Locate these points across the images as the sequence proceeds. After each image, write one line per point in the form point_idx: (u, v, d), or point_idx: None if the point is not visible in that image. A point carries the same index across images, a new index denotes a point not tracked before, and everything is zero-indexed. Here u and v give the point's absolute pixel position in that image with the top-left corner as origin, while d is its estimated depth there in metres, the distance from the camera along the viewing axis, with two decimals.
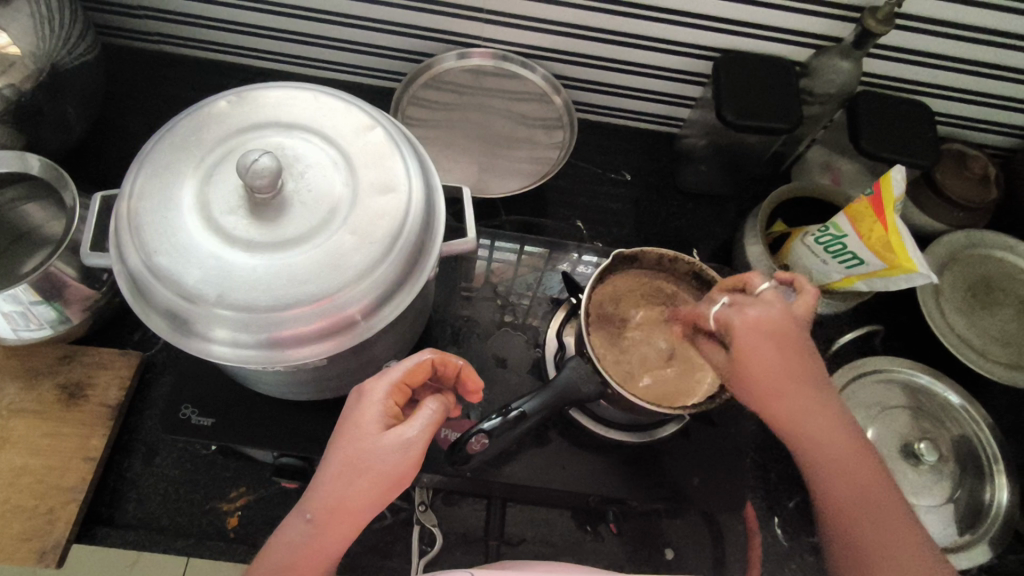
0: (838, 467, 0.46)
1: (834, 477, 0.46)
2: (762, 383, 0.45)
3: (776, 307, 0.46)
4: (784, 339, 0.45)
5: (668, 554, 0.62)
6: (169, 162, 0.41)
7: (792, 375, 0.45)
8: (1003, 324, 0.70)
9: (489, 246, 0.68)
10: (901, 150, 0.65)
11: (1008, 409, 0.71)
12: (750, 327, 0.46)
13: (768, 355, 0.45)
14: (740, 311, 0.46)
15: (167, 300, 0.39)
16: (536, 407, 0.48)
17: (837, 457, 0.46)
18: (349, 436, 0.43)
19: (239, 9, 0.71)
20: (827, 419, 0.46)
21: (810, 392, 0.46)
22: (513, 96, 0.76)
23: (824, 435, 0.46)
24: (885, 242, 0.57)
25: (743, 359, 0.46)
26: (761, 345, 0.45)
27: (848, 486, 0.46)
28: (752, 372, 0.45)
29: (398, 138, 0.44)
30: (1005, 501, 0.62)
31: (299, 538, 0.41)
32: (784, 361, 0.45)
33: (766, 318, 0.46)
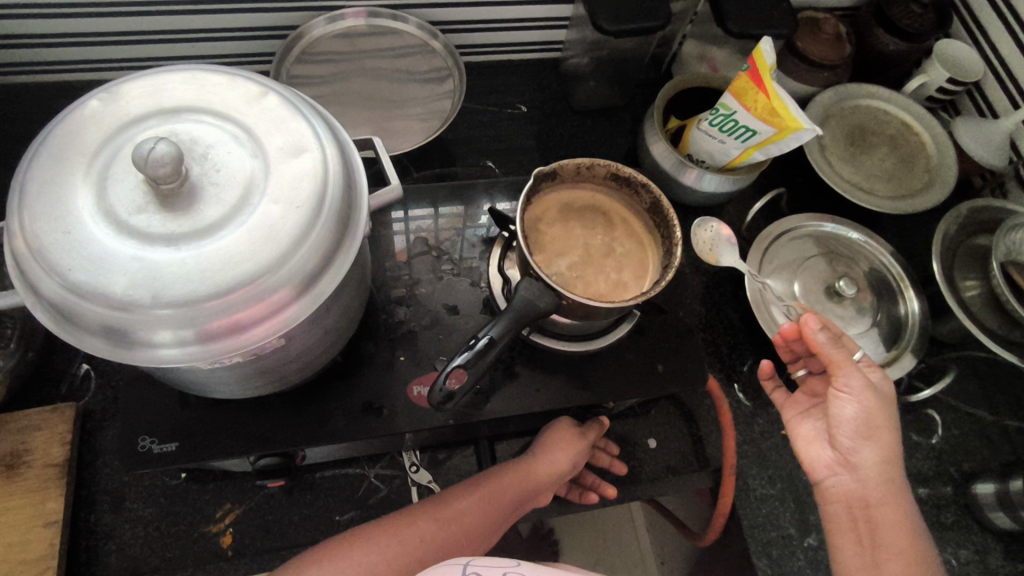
0: (895, 521, 0.53)
1: (896, 538, 0.52)
2: (871, 434, 0.54)
3: (890, 386, 0.57)
4: (890, 407, 0.55)
5: (651, 444, 0.66)
6: (54, 175, 0.38)
7: (887, 442, 0.54)
8: (882, 162, 0.78)
9: (404, 219, 0.67)
10: (763, 25, 0.70)
11: (902, 235, 0.79)
12: (888, 395, 0.56)
13: (889, 421, 0.54)
14: (877, 374, 0.57)
15: (98, 316, 0.36)
16: (503, 334, 0.49)
17: (896, 523, 0.53)
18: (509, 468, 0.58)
19: (74, 18, 0.65)
20: (898, 494, 0.54)
21: (893, 462, 0.54)
22: (394, 53, 0.74)
23: (895, 506, 0.53)
24: (771, 109, 0.61)
25: (874, 411, 0.54)
26: (883, 409, 0.54)
27: (899, 548, 0.52)
28: (876, 426, 0.54)
29: (295, 100, 0.43)
30: (916, 309, 0.70)
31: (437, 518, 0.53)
32: (883, 434, 0.54)
33: (890, 387, 0.57)
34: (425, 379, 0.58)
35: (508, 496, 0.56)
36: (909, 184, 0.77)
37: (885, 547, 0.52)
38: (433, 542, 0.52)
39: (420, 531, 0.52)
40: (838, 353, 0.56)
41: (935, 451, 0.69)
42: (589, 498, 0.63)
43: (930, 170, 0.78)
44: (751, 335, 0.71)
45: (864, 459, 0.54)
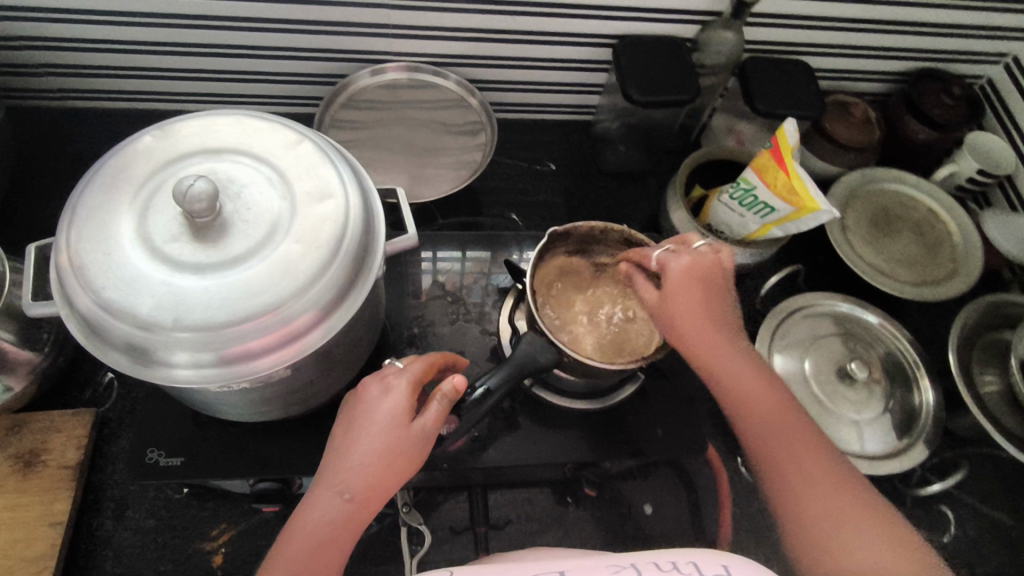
0: (773, 409, 0.51)
1: (774, 459, 0.50)
2: (694, 340, 0.51)
3: (703, 255, 0.54)
4: (707, 285, 0.53)
5: (647, 509, 0.65)
6: (103, 201, 0.41)
7: (721, 331, 0.52)
8: (905, 247, 0.78)
9: (432, 258, 0.69)
10: (790, 106, 0.72)
11: (923, 322, 0.78)
12: (683, 272, 0.52)
13: (695, 302, 0.52)
14: (682, 258, 0.53)
15: (122, 334, 0.39)
16: (415, 363, 0.50)
17: (772, 401, 0.51)
18: (356, 435, 0.47)
19: (147, 55, 0.71)
20: (752, 390, 0.51)
21: (727, 339, 0.52)
22: (431, 106, 0.78)
23: (763, 416, 0.51)
24: (791, 187, 0.62)
25: (681, 300, 0.52)
26: (680, 297, 0.52)
27: (787, 435, 0.50)
28: (686, 330, 0.52)
29: (328, 149, 0.46)
30: (932, 401, 0.68)
31: (336, 513, 0.44)
32: (716, 326, 0.52)
33: (698, 263, 0.53)
34: None
35: (380, 485, 0.45)
36: (932, 271, 0.76)
37: (776, 448, 0.50)
38: (334, 536, 0.44)
39: (313, 536, 0.43)
40: (648, 292, 0.54)
41: (945, 551, 0.66)
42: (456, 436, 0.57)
43: (955, 259, 0.77)
44: None
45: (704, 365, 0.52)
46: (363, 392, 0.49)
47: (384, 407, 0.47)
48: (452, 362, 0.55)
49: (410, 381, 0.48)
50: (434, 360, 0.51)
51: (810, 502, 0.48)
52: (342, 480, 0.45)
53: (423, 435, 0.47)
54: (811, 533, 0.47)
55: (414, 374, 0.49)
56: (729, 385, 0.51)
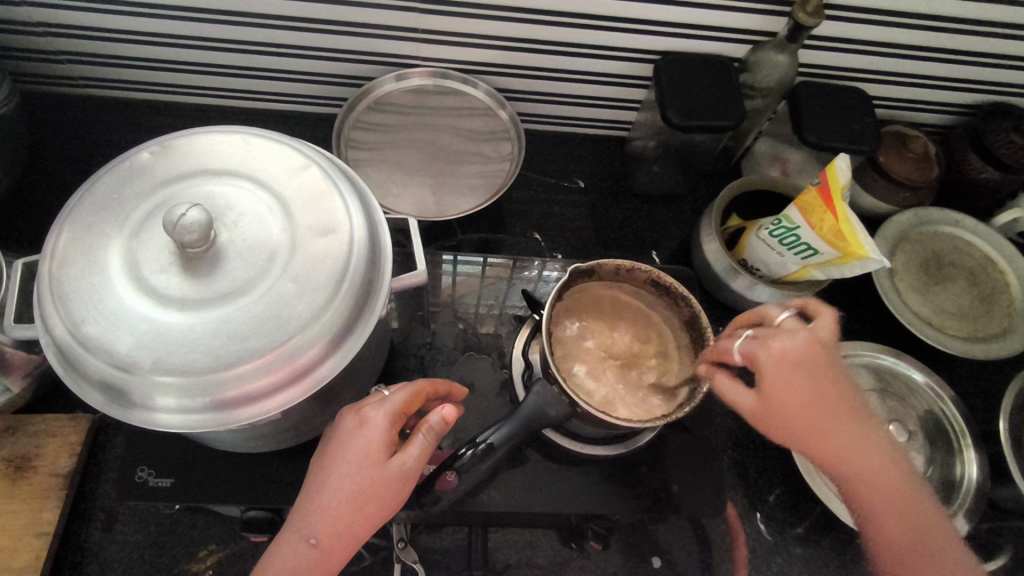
0: (892, 492, 0.46)
1: (877, 520, 0.46)
2: (808, 435, 0.45)
3: (803, 336, 0.46)
4: (819, 369, 0.45)
5: (656, 563, 0.62)
6: (91, 222, 0.39)
7: (843, 416, 0.46)
8: (957, 297, 0.72)
9: (453, 261, 0.68)
10: (843, 139, 0.66)
11: (969, 380, 0.73)
12: (778, 363, 0.45)
13: (795, 386, 0.44)
14: (781, 341, 0.45)
15: (100, 371, 0.37)
16: (398, 392, 0.47)
17: (891, 488, 0.46)
18: (328, 473, 0.44)
19: (167, 47, 0.68)
20: (857, 451, 0.46)
21: (849, 421, 0.46)
22: (458, 113, 0.74)
23: (867, 476, 0.46)
24: (836, 232, 0.56)
25: (783, 387, 0.45)
26: (782, 382, 0.45)
27: (907, 513, 0.46)
28: (784, 404, 0.45)
29: (336, 174, 0.43)
30: (975, 474, 0.63)
31: (301, 561, 0.42)
32: (834, 409, 0.45)
33: (795, 348, 0.45)
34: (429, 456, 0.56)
35: (351, 529, 0.43)
36: (985, 325, 0.70)
37: (891, 529, 0.46)
38: None
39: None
40: (738, 391, 0.47)
41: None
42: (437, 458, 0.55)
43: (1011, 312, 0.70)
44: (784, 463, 0.66)
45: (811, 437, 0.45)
46: (339, 426, 0.46)
47: (358, 443, 0.45)
48: (447, 390, 0.52)
49: (389, 414, 0.46)
50: (422, 388, 0.48)
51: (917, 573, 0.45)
52: (310, 524, 0.43)
53: (399, 474, 0.44)
54: None
55: (396, 405, 0.46)
56: (848, 465, 0.46)
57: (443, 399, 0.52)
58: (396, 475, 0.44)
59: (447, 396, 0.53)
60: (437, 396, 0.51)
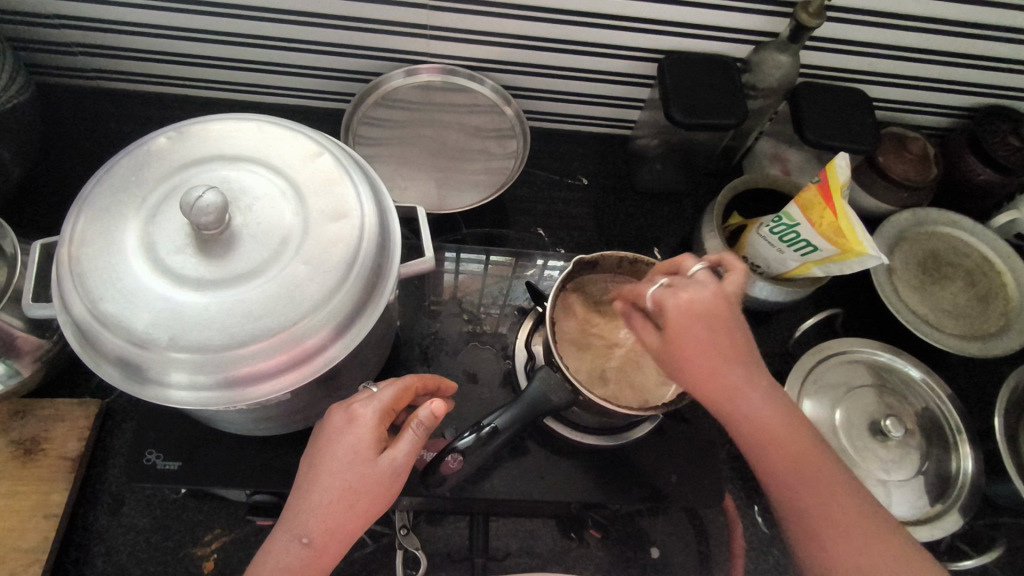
0: (800, 454, 0.44)
1: (787, 481, 0.44)
2: (704, 386, 0.45)
3: (710, 289, 0.46)
4: (721, 322, 0.45)
5: (654, 553, 0.63)
6: (109, 205, 0.40)
7: (743, 369, 0.45)
8: (954, 296, 0.72)
9: (456, 259, 0.69)
10: (843, 138, 0.67)
11: (965, 379, 0.74)
12: (682, 310, 0.45)
13: (699, 333, 0.44)
14: (685, 290, 0.46)
15: (118, 348, 0.38)
16: (387, 388, 0.47)
17: (798, 448, 0.44)
18: (315, 474, 0.45)
19: (178, 40, 0.69)
20: (757, 406, 0.44)
21: (747, 375, 0.45)
22: (463, 109, 0.75)
23: (778, 434, 0.44)
24: (836, 228, 0.57)
25: (686, 333, 0.44)
26: (690, 328, 0.44)
27: (813, 477, 0.44)
28: (686, 352, 0.44)
29: (348, 162, 0.44)
30: (970, 469, 0.64)
31: (295, 560, 0.43)
32: (735, 363, 0.45)
33: (699, 298, 0.45)
34: (432, 444, 0.56)
35: (343, 526, 0.44)
36: (980, 325, 0.71)
37: (794, 489, 0.44)
38: None
39: None
40: (648, 331, 0.47)
41: None
42: (438, 444, 0.57)
43: (1007, 313, 0.71)
44: None
45: (714, 388, 0.44)
46: (327, 422, 0.46)
47: (346, 442, 0.45)
48: (435, 385, 0.53)
49: (378, 411, 0.46)
50: (410, 384, 0.49)
51: (821, 523, 0.44)
52: (302, 523, 0.44)
53: (390, 470, 0.45)
54: (813, 539, 0.44)
55: (384, 402, 0.47)
56: (751, 420, 0.44)
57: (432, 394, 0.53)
58: (385, 471, 0.45)
59: (436, 390, 0.53)
60: (426, 391, 0.52)
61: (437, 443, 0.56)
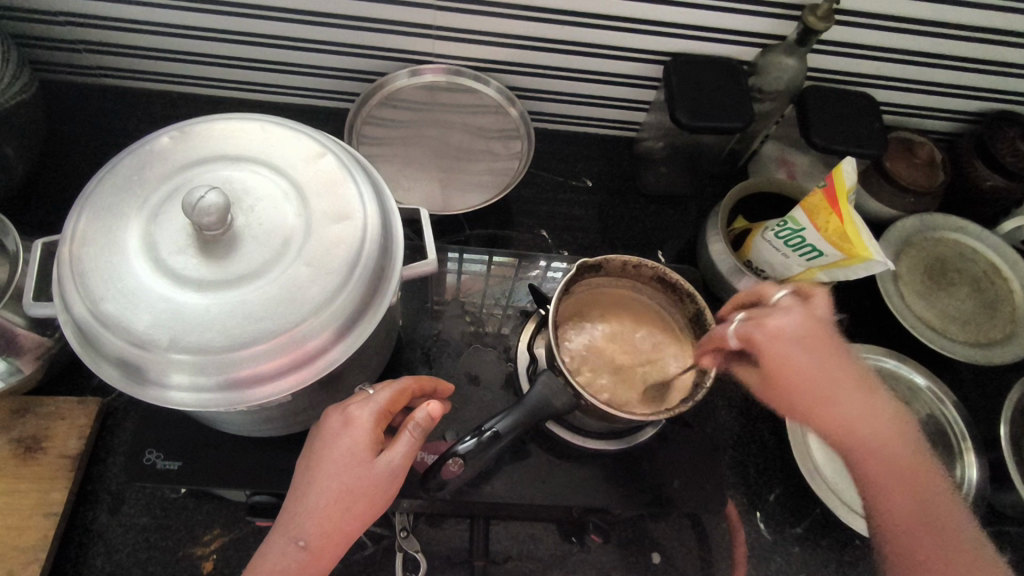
0: (895, 462, 0.51)
1: (887, 488, 0.50)
2: (802, 395, 0.51)
3: (797, 313, 0.53)
4: (812, 342, 0.52)
5: (655, 558, 0.62)
6: (111, 204, 0.40)
7: (843, 381, 0.52)
8: (961, 303, 0.72)
9: (459, 259, 0.69)
10: (849, 142, 0.66)
11: (970, 386, 0.73)
12: (773, 335, 0.52)
13: (791, 353, 0.52)
14: (775, 319, 0.52)
15: (117, 349, 0.38)
16: (383, 390, 0.47)
17: (893, 457, 0.51)
18: (312, 477, 0.45)
19: (184, 38, 0.69)
20: (856, 421, 0.51)
21: (845, 388, 0.52)
22: (468, 110, 0.74)
23: (874, 442, 0.51)
24: (842, 234, 0.57)
25: (784, 353, 0.51)
26: (783, 349, 0.52)
27: (913, 489, 0.50)
28: (779, 371, 0.52)
29: (351, 163, 0.44)
30: (975, 477, 0.63)
31: (292, 563, 0.43)
32: (836, 377, 0.52)
33: (789, 324, 0.52)
34: (432, 446, 0.56)
35: (340, 528, 0.44)
36: (987, 332, 0.70)
37: (888, 494, 0.50)
38: None
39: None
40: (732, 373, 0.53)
41: None
42: (439, 447, 0.56)
43: (1014, 319, 0.71)
44: (785, 463, 0.66)
45: (817, 401, 0.51)
46: (323, 425, 0.46)
47: (341, 444, 0.45)
48: (432, 387, 0.53)
49: (374, 412, 0.46)
50: (406, 386, 0.48)
51: (905, 530, 0.49)
52: (298, 526, 0.44)
53: (386, 472, 0.45)
54: (907, 549, 0.48)
55: (380, 404, 0.46)
56: (848, 429, 0.51)
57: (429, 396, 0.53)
58: (382, 474, 0.45)
59: (433, 392, 0.53)
60: (423, 393, 0.52)
61: (438, 446, 0.56)
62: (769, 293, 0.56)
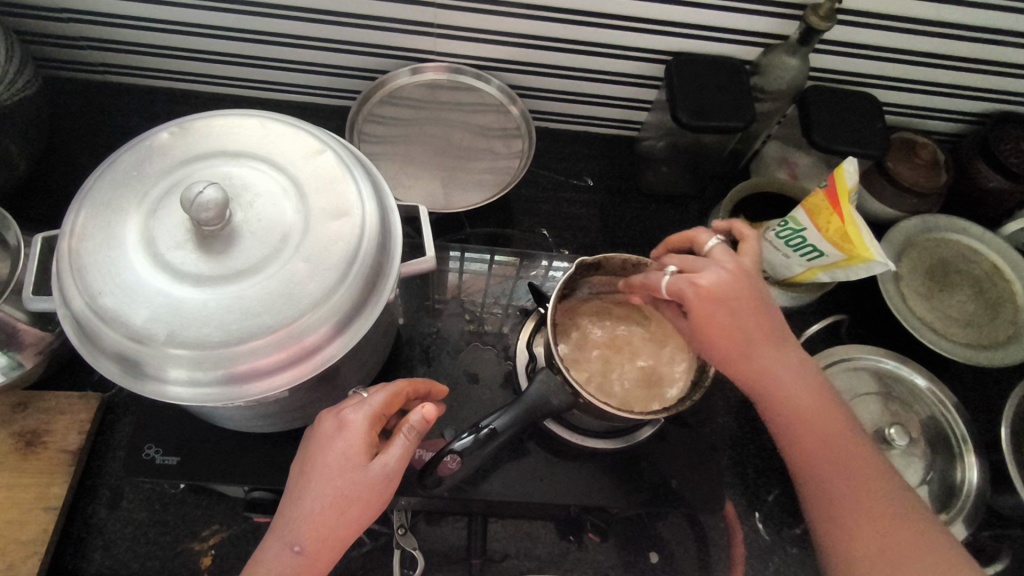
0: (818, 422, 0.48)
1: (815, 451, 0.48)
2: (728, 357, 0.48)
3: (726, 270, 0.49)
4: (743, 302, 0.48)
5: (653, 558, 0.62)
6: (110, 199, 0.40)
7: (768, 343, 0.49)
8: (962, 305, 0.72)
9: (460, 258, 0.68)
10: (851, 142, 0.66)
11: (972, 388, 0.73)
12: (702, 297, 0.48)
13: (725, 315, 0.48)
14: (706, 272, 0.49)
15: (116, 343, 0.38)
16: (377, 393, 0.47)
17: (820, 420, 0.48)
18: (305, 482, 0.44)
19: (185, 35, 0.69)
20: (782, 382, 0.48)
21: (772, 348, 0.49)
22: (469, 108, 0.74)
23: (805, 403, 0.48)
24: (842, 234, 0.56)
25: (714, 313, 0.48)
26: (716, 309, 0.47)
27: (839, 454, 0.48)
28: (710, 333, 0.48)
29: (350, 160, 0.44)
30: (975, 479, 0.63)
31: (287, 569, 0.42)
32: (764, 339, 0.49)
33: (718, 281, 0.48)
34: (431, 444, 0.56)
35: (334, 533, 0.44)
36: (988, 333, 0.70)
37: (816, 460, 0.48)
38: None
39: None
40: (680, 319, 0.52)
41: None
42: (437, 444, 0.56)
43: (1016, 321, 0.70)
44: (785, 464, 0.66)
45: (746, 366, 0.48)
46: (317, 429, 0.46)
47: (335, 448, 0.45)
48: (427, 389, 0.53)
49: (368, 416, 0.46)
50: (401, 388, 0.48)
51: (839, 501, 0.47)
52: (293, 531, 0.43)
53: (381, 476, 0.45)
54: (835, 519, 0.47)
55: (374, 407, 0.46)
56: (777, 393, 0.48)
57: (422, 398, 0.53)
58: (377, 478, 0.45)
59: (427, 394, 0.53)
60: (417, 395, 0.52)
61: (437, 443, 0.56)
62: (702, 237, 0.52)
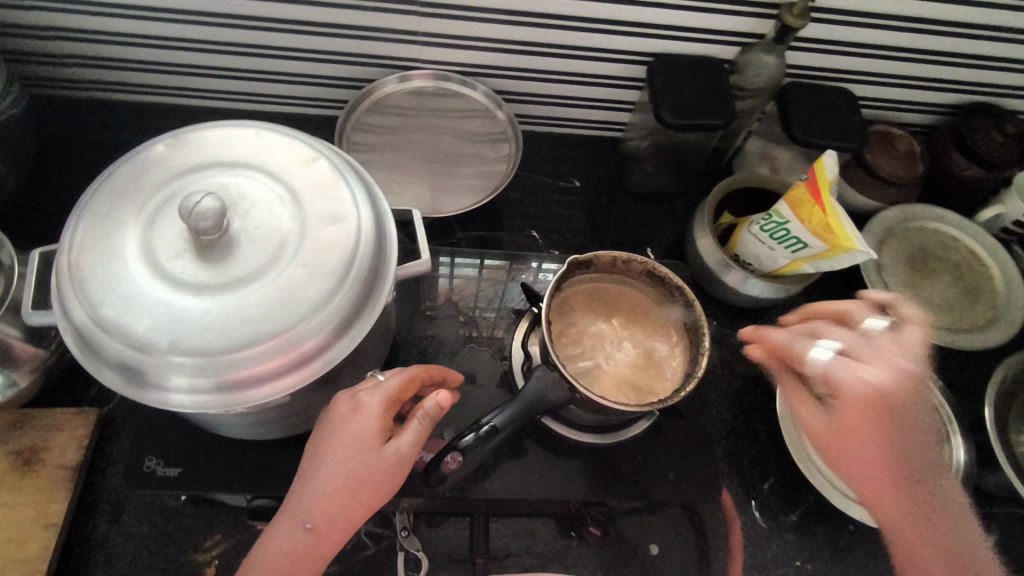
0: (932, 534, 0.50)
1: (923, 556, 0.49)
2: (855, 454, 0.52)
3: (895, 364, 0.52)
4: (878, 403, 0.51)
5: (653, 550, 0.63)
6: (108, 212, 0.40)
7: (899, 450, 0.52)
8: (944, 291, 0.74)
9: (450, 263, 0.70)
10: (830, 136, 0.68)
11: (955, 371, 0.75)
12: (844, 381, 0.52)
13: (867, 408, 0.51)
14: (886, 359, 0.53)
15: (118, 352, 0.38)
16: (393, 377, 0.48)
17: (936, 526, 0.51)
18: (322, 460, 0.45)
19: (172, 50, 0.70)
20: (903, 485, 0.52)
21: (902, 454, 0.52)
22: (456, 114, 0.76)
23: (916, 503, 0.51)
24: (825, 225, 0.58)
25: (855, 400, 0.52)
26: (863, 398, 0.52)
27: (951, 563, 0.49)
28: (840, 424, 0.52)
29: (344, 167, 0.45)
30: (962, 458, 0.64)
31: (298, 545, 0.43)
32: (897, 441, 0.52)
33: (874, 364, 0.53)
34: (430, 445, 0.57)
35: (348, 512, 0.44)
36: (969, 318, 0.72)
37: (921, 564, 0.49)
38: (296, 562, 0.43)
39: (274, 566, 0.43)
40: (808, 409, 0.54)
41: None
42: (436, 445, 0.57)
43: (995, 306, 0.73)
44: (777, 453, 0.67)
45: (871, 465, 0.51)
46: (332, 411, 0.47)
47: (351, 428, 0.46)
48: (442, 375, 0.53)
49: (383, 399, 0.47)
50: (416, 374, 0.49)
51: None
52: (305, 509, 0.44)
53: (393, 459, 0.45)
54: None
55: (390, 391, 0.47)
56: (897, 503, 0.51)
57: (438, 385, 0.54)
58: (390, 459, 0.45)
59: (443, 380, 0.54)
60: (433, 381, 0.52)
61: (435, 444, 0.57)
62: (858, 313, 0.56)
